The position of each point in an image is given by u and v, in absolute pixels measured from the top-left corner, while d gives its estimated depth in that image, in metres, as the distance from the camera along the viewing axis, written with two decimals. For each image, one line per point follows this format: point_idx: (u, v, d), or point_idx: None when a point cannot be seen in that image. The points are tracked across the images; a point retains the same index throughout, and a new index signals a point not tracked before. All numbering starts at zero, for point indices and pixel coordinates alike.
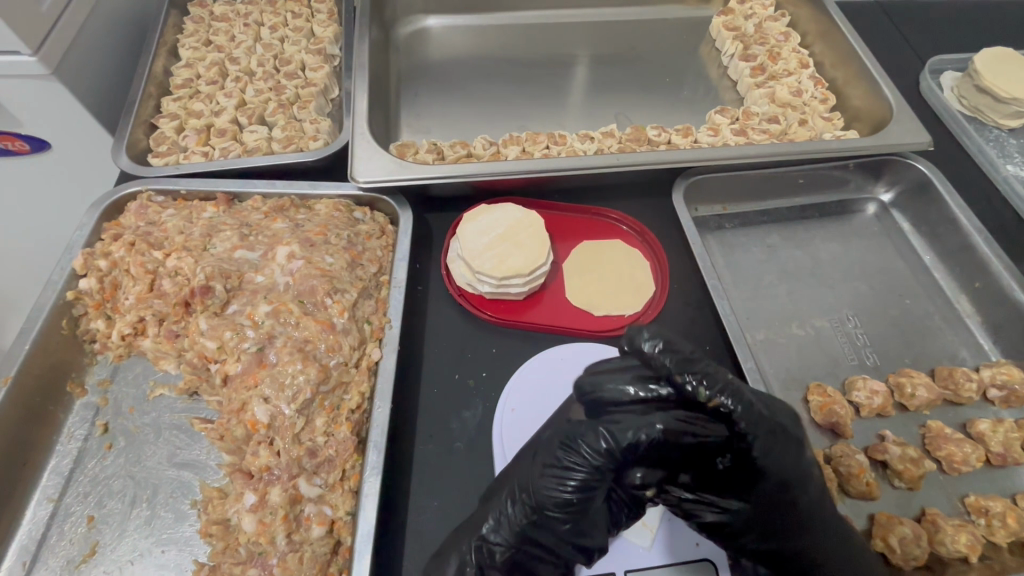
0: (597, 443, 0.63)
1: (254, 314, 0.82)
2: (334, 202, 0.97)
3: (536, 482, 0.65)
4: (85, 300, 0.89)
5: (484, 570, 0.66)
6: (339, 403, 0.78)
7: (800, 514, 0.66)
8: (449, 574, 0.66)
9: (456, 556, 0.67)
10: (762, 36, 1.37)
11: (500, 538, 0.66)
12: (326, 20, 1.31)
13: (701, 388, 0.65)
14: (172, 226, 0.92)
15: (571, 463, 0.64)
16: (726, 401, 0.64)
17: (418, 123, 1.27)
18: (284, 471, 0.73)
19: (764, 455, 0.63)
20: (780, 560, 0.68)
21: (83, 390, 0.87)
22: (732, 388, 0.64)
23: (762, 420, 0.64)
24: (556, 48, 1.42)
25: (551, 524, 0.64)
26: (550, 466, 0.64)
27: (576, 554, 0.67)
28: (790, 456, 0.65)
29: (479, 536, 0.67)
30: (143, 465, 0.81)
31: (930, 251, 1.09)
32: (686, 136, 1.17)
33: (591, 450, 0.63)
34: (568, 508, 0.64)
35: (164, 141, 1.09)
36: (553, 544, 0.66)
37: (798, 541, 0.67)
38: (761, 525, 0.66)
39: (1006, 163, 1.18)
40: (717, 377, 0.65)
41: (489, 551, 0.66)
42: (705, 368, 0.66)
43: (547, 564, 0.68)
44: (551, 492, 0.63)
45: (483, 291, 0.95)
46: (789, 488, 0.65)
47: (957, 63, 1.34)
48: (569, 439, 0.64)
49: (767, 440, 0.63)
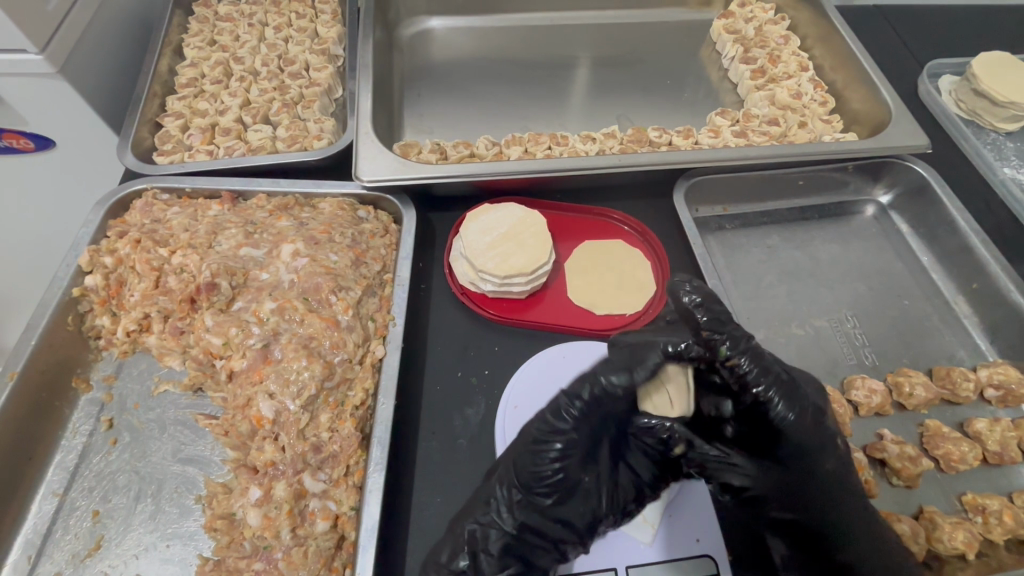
0: (566, 410, 0.69)
1: (259, 311, 0.83)
2: (338, 201, 0.98)
3: (520, 460, 0.69)
4: (91, 297, 0.89)
5: (478, 552, 0.67)
6: (343, 399, 0.79)
7: (818, 486, 0.68)
8: (442, 555, 0.67)
9: (451, 539, 0.68)
10: (762, 39, 1.39)
11: (493, 523, 0.68)
12: (329, 20, 1.32)
13: (722, 347, 0.68)
14: (177, 224, 0.93)
15: (548, 436, 0.69)
16: (745, 364, 0.67)
17: (421, 123, 1.28)
18: (288, 466, 0.74)
19: (779, 417, 0.66)
20: (804, 531, 0.70)
21: (88, 386, 0.87)
22: (752, 351, 0.68)
23: (777, 386, 0.66)
24: (556, 50, 1.43)
25: (536, 502, 0.69)
26: (529, 443, 0.70)
27: (566, 534, 0.70)
28: (807, 420, 0.67)
29: (473, 522, 0.69)
30: (147, 460, 0.82)
31: (928, 253, 1.11)
32: (687, 138, 1.18)
33: (558, 416, 0.69)
34: (552, 482, 0.69)
35: (169, 139, 1.10)
36: (541, 526, 0.69)
37: (823, 516, 0.68)
38: (786, 494, 0.69)
39: (1003, 166, 1.20)
40: (741, 339, 0.69)
41: (483, 535, 0.68)
42: (731, 330, 0.69)
43: (540, 547, 0.70)
44: (533, 466, 0.69)
45: (486, 290, 0.95)
46: (806, 453, 0.67)
47: (956, 66, 1.35)
48: (543, 413, 0.71)
49: (783, 404, 0.66)
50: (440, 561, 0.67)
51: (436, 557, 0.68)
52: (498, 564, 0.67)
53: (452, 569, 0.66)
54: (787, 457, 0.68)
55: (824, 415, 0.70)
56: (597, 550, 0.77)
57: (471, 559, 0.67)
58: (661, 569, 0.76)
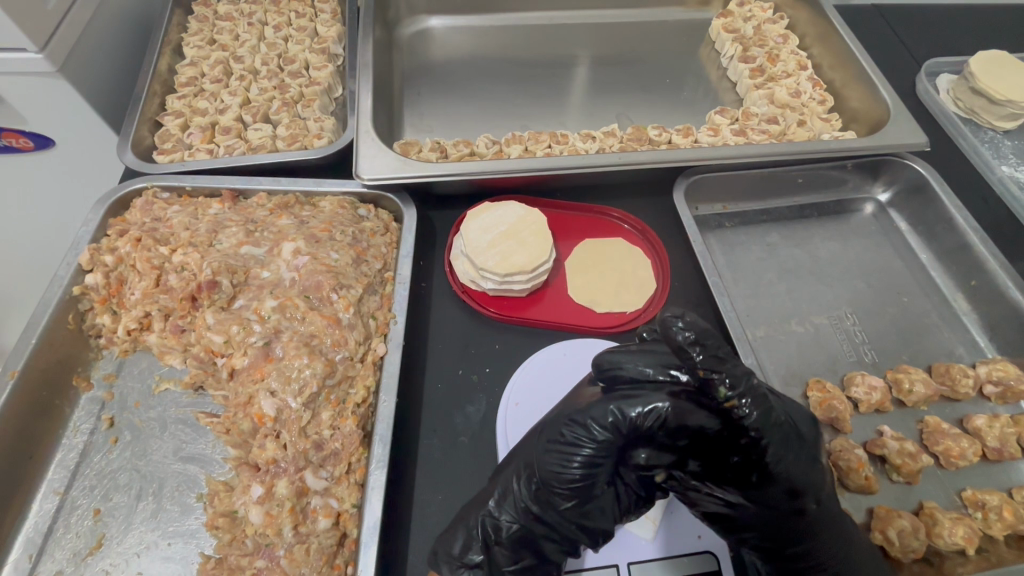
0: (604, 419, 0.67)
1: (260, 309, 0.83)
2: (338, 200, 0.98)
3: (543, 459, 0.68)
4: (92, 295, 0.89)
5: (490, 543, 0.69)
6: (344, 397, 0.79)
7: (806, 522, 0.66)
8: (455, 547, 0.70)
9: (463, 531, 0.70)
10: (761, 38, 1.39)
11: (507, 514, 0.69)
12: (329, 19, 1.32)
13: (723, 388, 0.61)
14: (178, 222, 0.93)
15: (578, 439, 0.67)
16: (746, 407, 0.61)
17: (421, 122, 1.28)
18: (290, 464, 0.74)
19: (772, 457, 0.62)
20: (779, 560, 0.69)
21: (88, 385, 0.87)
22: (754, 394, 0.62)
23: (776, 428, 0.62)
24: (557, 50, 1.44)
25: (554, 502, 0.68)
26: (555, 443, 0.68)
27: (578, 534, 0.70)
28: (800, 460, 0.64)
29: (485, 512, 0.70)
30: (148, 458, 0.81)
31: (927, 251, 1.11)
32: (686, 136, 1.18)
33: (596, 423, 0.66)
34: (575, 486, 0.67)
35: (169, 138, 1.10)
36: (558, 523, 0.68)
37: (802, 546, 0.67)
38: (764, 525, 0.67)
39: (1001, 164, 1.20)
40: (743, 380, 0.62)
41: (496, 525, 0.69)
42: (731, 367, 0.62)
43: (552, 541, 0.70)
44: (556, 468, 0.66)
45: (486, 288, 0.95)
46: (797, 495, 0.64)
47: (953, 65, 1.36)
48: (576, 416, 0.68)
49: (778, 446, 0.62)
50: (452, 554, 0.69)
51: (449, 550, 0.69)
52: (511, 556, 0.69)
53: (465, 562, 0.68)
54: (778, 496, 0.64)
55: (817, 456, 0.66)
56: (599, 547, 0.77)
57: (482, 549, 0.68)
58: (665, 566, 0.76)
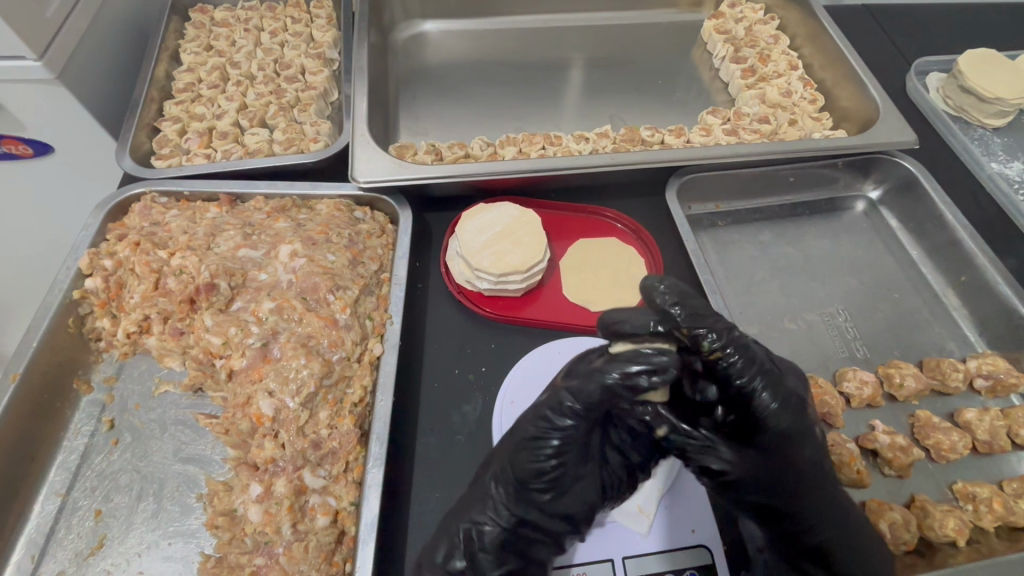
0: (564, 409, 0.67)
1: (258, 311, 0.84)
2: (335, 202, 0.99)
3: (514, 460, 0.69)
4: (91, 299, 0.90)
5: (474, 552, 0.69)
6: (342, 397, 0.80)
7: (798, 475, 0.68)
8: (439, 556, 0.70)
9: (447, 540, 0.70)
10: (752, 39, 1.41)
11: (488, 520, 0.70)
12: (325, 25, 1.34)
13: (710, 340, 0.64)
14: (176, 226, 0.94)
15: (545, 434, 0.67)
16: (731, 356, 0.64)
17: (417, 125, 1.29)
18: (289, 463, 0.75)
19: (765, 408, 0.64)
20: (775, 516, 0.70)
21: (89, 388, 0.88)
22: (738, 343, 0.65)
23: (763, 375, 0.65)
24: (550, 52, 1.45)
25: (532, 496, 0.69)
26: (524, 440, 0.68)
27: (560, 524, 0.71)
28: (792, 412, 0.66)
29: (468, 521, 0.70)
30: (149, 460, 0.82)
31: (918, 248, 1.12)
32: (679, 136, 1.20)
33: (557, 416, 0.67)
34: (547, 476, 0.68)
35: (167, 143, 1.11)
36: (538, 517, 0.70)
37: (799, 501, 0.68)
38: (763, 483, 0.67)
39: (990, 161, 1.22)
40: (724, 331, 0.66)
41: (479, 533, 0.69)
42: (713, 322, 0.66)
43: (535, 539, 0.71)
44: (529, 464, 0.68)
45: (481, 288, 0.97)
46: (787, 443, 0.66)
47: (942, 64, 1.38)
48: (539, 412, 0.68)
49: (772, 394, 0.65)
50: (436, 562, 0.69)
51: (432, 559, 0.70)
52: (495, 561, 0.69)
53: (449, 569, 0.69)
54: (771, 444, 0.66)
55: (805, 408, 0.69)
56: (595, 543, 0.78)
57: (467, 558, 0.69)
58: (660, 560, 0.77)
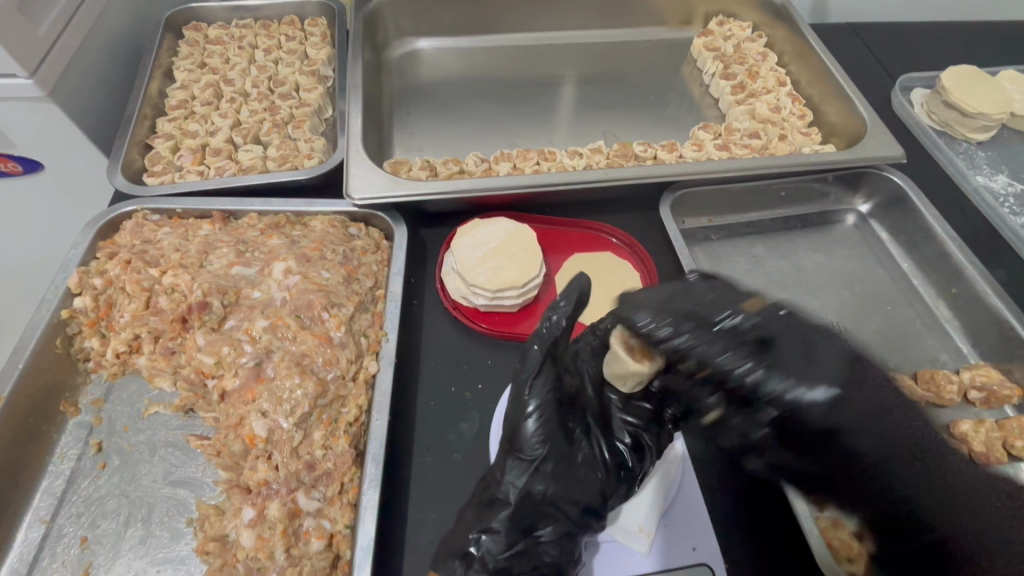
0: (548, 380, 0.75)
1: (251, 330, 0.83)
2: (329, 219, 0.99)
3: (516, 432, 0.74)
4: (80, 319, 0.89)
5: (494, 529, 0.69)
6: (337, 416, 0.79)
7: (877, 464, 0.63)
8: (453, 544, 0.70)
9: (463, 526, 0.72)
10: (741, 56, 1.43)
11: (508, 494, 0.72)
12: (319, 43, 1.35)
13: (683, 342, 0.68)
14: (168, 244, 0.93)
15: (537, 403, 0.74)
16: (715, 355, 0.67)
17: (412, 141, 1.30)
18: (282, 485, 0.74)
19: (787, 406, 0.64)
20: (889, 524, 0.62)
21: (76, 410, 0.86)
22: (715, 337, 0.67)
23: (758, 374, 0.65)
24: (543, 69, 1.47)
25: (535, 466, 0.73)
26: (519, 409, 0.74)
27: (572, 501, 0.73)
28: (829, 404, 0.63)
29: (490, 500, 0.73)
30: (137, 483, 0.80)
31: (908, 259, 1.14)
32: (671, 152, 1.21)
33: (545, 386, 0.75)
34: (547, 445, 0.73)
35: (159, 161, 1.11)
36: (547, 489, 0.72)
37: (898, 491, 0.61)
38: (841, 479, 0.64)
39: (975, 175, 1.24)
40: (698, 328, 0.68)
41: (498, 509, 0.71)
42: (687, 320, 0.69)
43: (549, 517, 0.71)
44: (528, 436, 0.73)
45: (477, 304, 0.96)
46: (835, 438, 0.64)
47: (926, 80, 1.41)
48: (527, 385, 0.75)
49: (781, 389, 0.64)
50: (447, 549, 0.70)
51: (446, 548, 0.70)
52: (504, 542, 0.69)
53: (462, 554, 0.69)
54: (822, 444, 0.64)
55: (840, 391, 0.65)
56: (596, 562, 0.77)
57: (486, 539, 0.69)
58: None
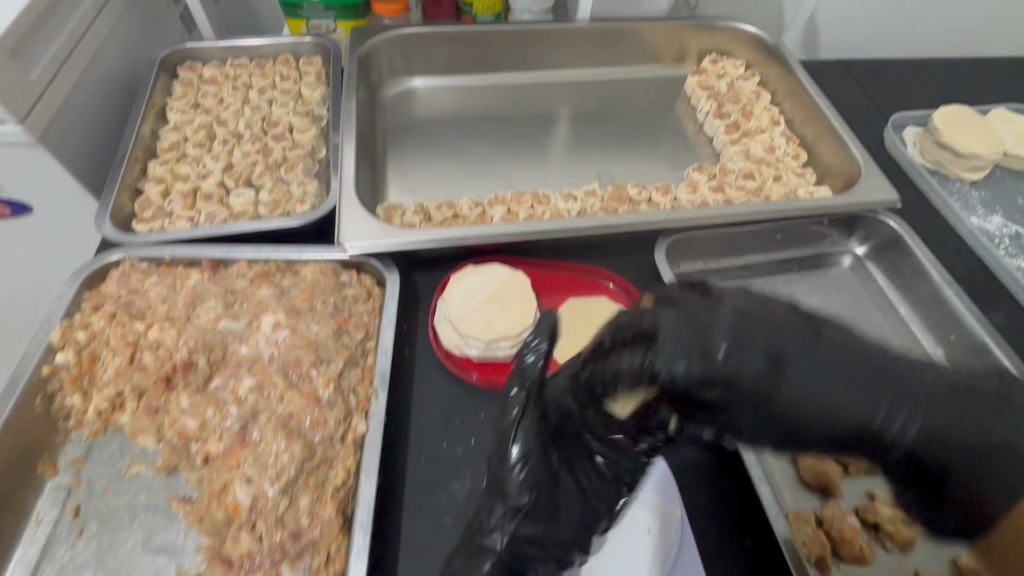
0: (533, 417, 0.77)
1: (237, 390, 0.83)
2: (319, 266, 0.96)
3: (502, 476, 0.75)
4: (61, 374, 0.86)
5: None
6: (324, 480, 0.77)
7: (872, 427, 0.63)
8: None
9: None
10: (735, 95, 1.44)
11: (494, 541, 0.72)
12: (313, 82, 1.35)
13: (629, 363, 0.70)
14: (155, 295, 0.92)
15: (522, 443, 0.76)
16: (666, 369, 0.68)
17: (404, 181, 1.29)
18: (266, 558, 0.72)
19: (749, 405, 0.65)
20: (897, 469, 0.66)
21: (55, 470, 0.82)
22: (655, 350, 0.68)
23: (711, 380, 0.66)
24: (536, 108, 1.47)
25: (520, 511, 0.72)
26: (507, 449, 0.76)
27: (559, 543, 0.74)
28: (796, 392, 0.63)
29: (478, 547, 0.72)
30: (116, 552, 0.76)
31: (905, 304, 1.13)
32: (665, 194, 1.20)
33: (530, 426, 0.77)
34: (533, 488, 0.73)
35: (149, 206, 1.09)
36: (533, 532, 0.73)
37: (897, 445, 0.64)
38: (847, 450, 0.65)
39: (969, 216, 1.24)
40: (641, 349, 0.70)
41: (486, 554, 0.71)
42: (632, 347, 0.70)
43: (537, 559, 0.73)
44: (513, 479, 0.74)
45: (471, 354, 0.95)
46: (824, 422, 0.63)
47: (918, 119, 1.42)
48: (512, 425, 0.78)
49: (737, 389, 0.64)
50: None
51: None
52: None
53: None
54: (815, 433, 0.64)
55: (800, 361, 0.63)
56: None
57: None
58: None
